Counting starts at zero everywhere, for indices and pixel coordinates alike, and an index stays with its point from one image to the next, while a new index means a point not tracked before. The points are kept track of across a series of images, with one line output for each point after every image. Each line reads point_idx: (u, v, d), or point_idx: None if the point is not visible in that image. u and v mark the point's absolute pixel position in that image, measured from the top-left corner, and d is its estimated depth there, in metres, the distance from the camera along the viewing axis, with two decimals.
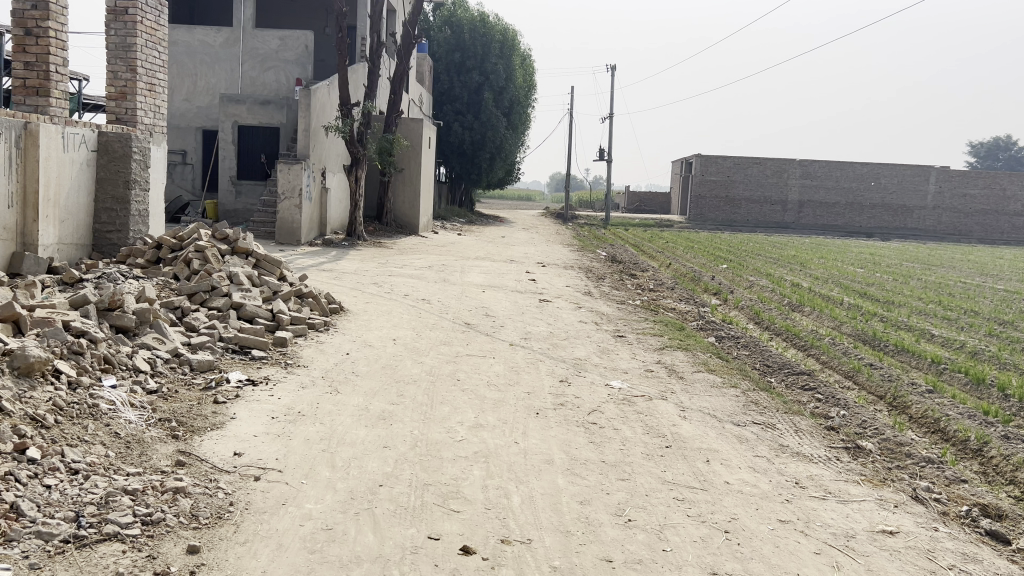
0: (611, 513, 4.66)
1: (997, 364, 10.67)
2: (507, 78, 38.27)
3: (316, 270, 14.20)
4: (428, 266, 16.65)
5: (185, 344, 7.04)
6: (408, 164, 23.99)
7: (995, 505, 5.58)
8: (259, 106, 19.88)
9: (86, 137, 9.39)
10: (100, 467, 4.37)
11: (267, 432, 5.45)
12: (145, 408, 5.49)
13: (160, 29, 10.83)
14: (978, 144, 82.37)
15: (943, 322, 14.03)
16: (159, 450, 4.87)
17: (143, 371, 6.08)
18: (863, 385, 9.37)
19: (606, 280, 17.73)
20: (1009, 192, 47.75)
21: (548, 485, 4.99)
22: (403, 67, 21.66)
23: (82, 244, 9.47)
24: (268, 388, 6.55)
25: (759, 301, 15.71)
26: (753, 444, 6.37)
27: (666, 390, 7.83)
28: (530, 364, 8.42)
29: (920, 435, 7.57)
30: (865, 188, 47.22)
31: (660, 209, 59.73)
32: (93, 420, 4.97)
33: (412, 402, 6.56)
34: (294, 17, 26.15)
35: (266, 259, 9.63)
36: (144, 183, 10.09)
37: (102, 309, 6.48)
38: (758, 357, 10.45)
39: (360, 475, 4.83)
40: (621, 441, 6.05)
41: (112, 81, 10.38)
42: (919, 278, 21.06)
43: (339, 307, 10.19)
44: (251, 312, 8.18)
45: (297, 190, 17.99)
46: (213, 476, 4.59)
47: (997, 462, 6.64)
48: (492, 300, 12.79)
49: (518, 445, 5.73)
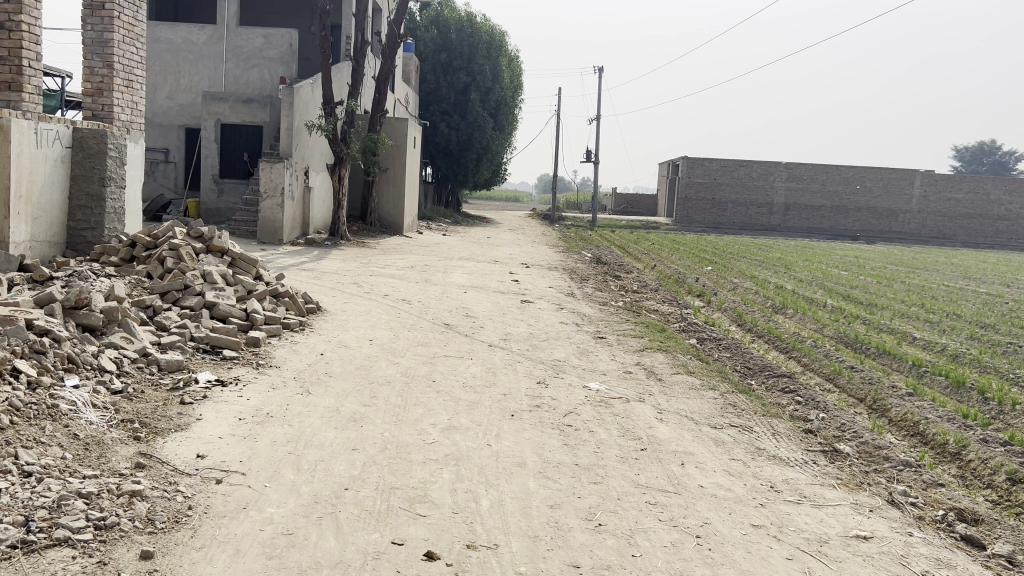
0: (582, 517, 4.57)
1: (977, 367, 10.68)
2: (494, 79, 38.19)
3: (296, 270, 14.05)
4: (410, 266, 16.54)
5: (155, 344, 6.91)
6: (393, 164, 23.87)
7: (972, 510, 5.53)
8: (242, 104, 19.65)
9: (61, 133, 9.24)
10: (55, 470, 4.25)
11: (233, 434, 5.34)
12: (108, 408, 5.37)
13: (138, 26, 10.68)
14: (962, 149, 82.87)
15: (925, 324, 14.06)
16: (119, 452, 4.75)
17: (109, 371, 5.95)
18: (844, 388, 9.34)
19: (591, 281, 17.66)
20: (993, 196, 48.05)
21: (519, 489, 4.90)
22: (388, 65, 21.53)
23: (55, 242, 9.31)
24: (237, 389, 6.44)
25: (743, 303, 15.70)
26: (729, 446, 6.31)
27: (644, 392, 7.77)
28: (508, 365, 8.31)
29: (899, 439, 7.54)
30: (850, 191, 47.42)
31: (646, 211, 59.81)
32: (51, 421, 4.85)
33: (384, 404, 6.45)
34: (279, 15, 25.98)
35: (242, 258, 9.49)
36: (120, 180, 9.93)
37: (68, 308, 6.34)
38: (739, 359, 10.39)
39: (325, 479, 4.72)
40: (596, 443, 5.97)
41: (88, 77, 10.22)
42: (902, 281, 21.13)
43: (316, 307, 10.06)
44: (224, 312, 8.04)
45: (278, 189, 17.82)
46: (173, 479, 4.47)
47: (975, 466, 6.60)
48: (474, 301, 12.70)
49: (490, 447, 5.63)
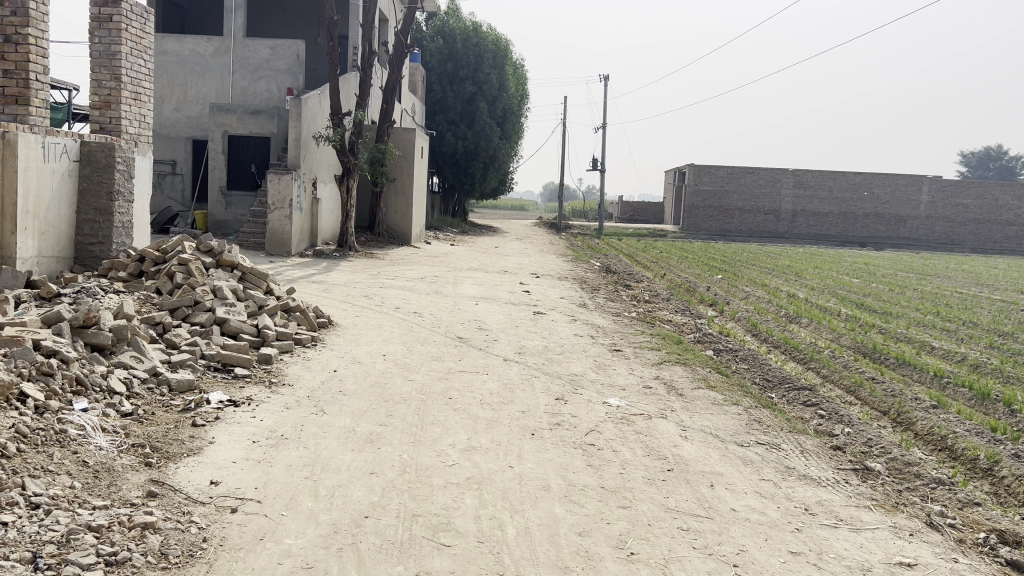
0: (613, 546, 4.37)
1: (1000, 377, 10.42)
2: (500, 88, 37.96)
3: (305, 282, 13.94)
4: (420, 278, 16.37)
5: (165, 362, 6.74)
6: (400, 174, 23.68)
7: (1014, 532, 5.32)
8: (249, 115, 19.52)
9: (68, 147, 9.10)
10: (64, 501, 4.06)
11: (247, 458, 5.16)
12: (118, 432, 5.19)
13: (146, 37, 10.53)
14: (969, 154, 82.41)
15: (942, 333, 13.79)
16: (130, 480, 4.57)
17: (118, 393, 5.78)
18: (866, 401, 9.11)
19: (602, 292, 17.41)
20: (1002, 201, 47.65)
21: (545, 515, 4.71)
22: (395, 75, 21.36)
23: (64, 257, 9.17)
24: (250, 409, 6.26)
25: (756, 312, 15.46)
26: (758, 466, 6.10)
27: (666, 408, 7.55)
28: (525, 381, 8.11)
29: (928, 454, 7.31)
30: (857, 198, 47.07)
31: (654, 219, 59.59)
32: (59, 447, 4.69)
33: (401, 424, 6.25)
34: (284, 25, 25.92)
35: (252, 272, 9.30)
36: (127, 194, 9.78)
37: (77, 327, 6.19)
38: (757, 371, 10.15)
39: (345, 506, 4.54)
40: (621, 465, 5.77)
41: (96, 90, 10.09)
42: (915, 288, 20.86)
43: (328, 321, 9.89)
44: (235, 328, 7.88)
45: (286, 201, 17.67)
46: (186, 508, 4.29)
47: (1009, 482, 6.40)
48: (486, 313, 12.48)
49: (513, 470, 5.44)
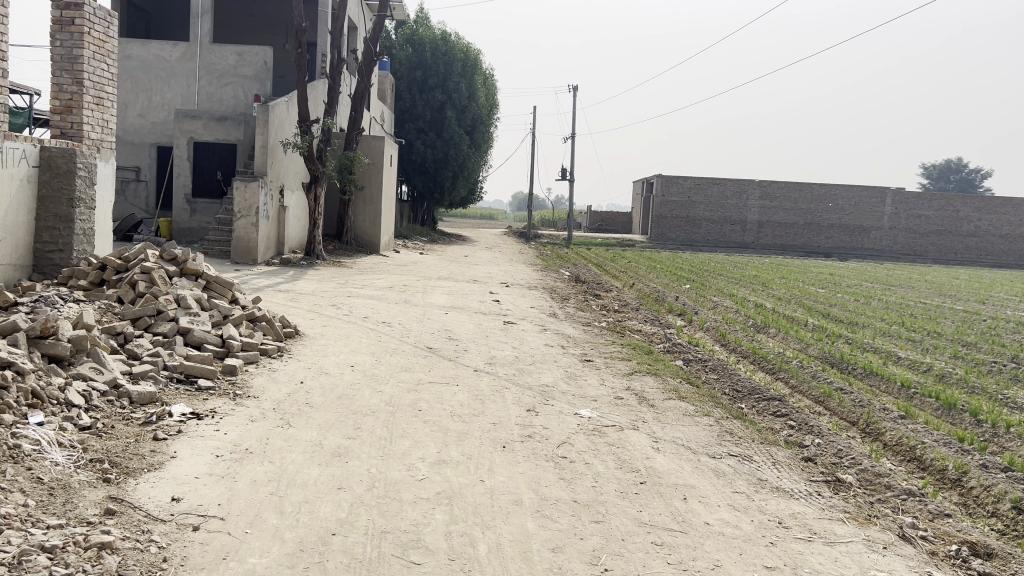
0: (586, 562, 4.29)
1: (965, 388, 10.47)
2: (470, 96, 37.86)
3: (272, 291, 13.73)
4: (389, 286, 16.20)
5: (126, 373, 6.55)
6: (369, 182, 23.48)
7: (984, 543, 5.32)
8: (215, 122, 19.26)
9: (27, 152, 8.86)
10: (16, 520, 3.89)
11: (210, 473, 5.00)
12: (75, 447, 5.02)
13: (108, 41, 10.30)
14: (929, 166, 83.85)
15: (907, 343, 13.90)
16: (87, 497, 4.41)
17: (76, 406, 5.61)
18: (835, 411, 9.14)
19: (572, 301, 17.38)
20: (962, 214, 48.51)
21: (517, 530, 4.61)
22: (365, 82, 21.17)
23: (21, 264, 8.90)
24: (214, 423, 6.09)
25: (725, 321, 15.50)
26: (731, 478, 6.06)
27: (637, 419, 7.51)
28: (496, 393, 8.00)
29: (897, 464, 7.33)
30: (822, 209, 47.66)
31: (622, 229, 59.93)
32: (13, 463, 4.52)
33: (369, 437, 6.13)
34: (251, 31, 25.64)
35: (217, 281, 9.09)
36: (89, 201, 9.55)
37: (33, 337, 5.97)
38: (727, 382, 10.13)
39: (312, 523, 4.40)
40: (593, 477, 5.70)
41: (57, 95, 9.82)
42: (880, 298, 21.12)
43: (294, 332, 9.70)
44: (199, 338, 7.69)
45: (252, 208, 17.39)
46: (145, 527, 4.14)
47: (977, 494, 6.41)
48: (455, 323, 12.37)
49: (484, 484, 5.34)
